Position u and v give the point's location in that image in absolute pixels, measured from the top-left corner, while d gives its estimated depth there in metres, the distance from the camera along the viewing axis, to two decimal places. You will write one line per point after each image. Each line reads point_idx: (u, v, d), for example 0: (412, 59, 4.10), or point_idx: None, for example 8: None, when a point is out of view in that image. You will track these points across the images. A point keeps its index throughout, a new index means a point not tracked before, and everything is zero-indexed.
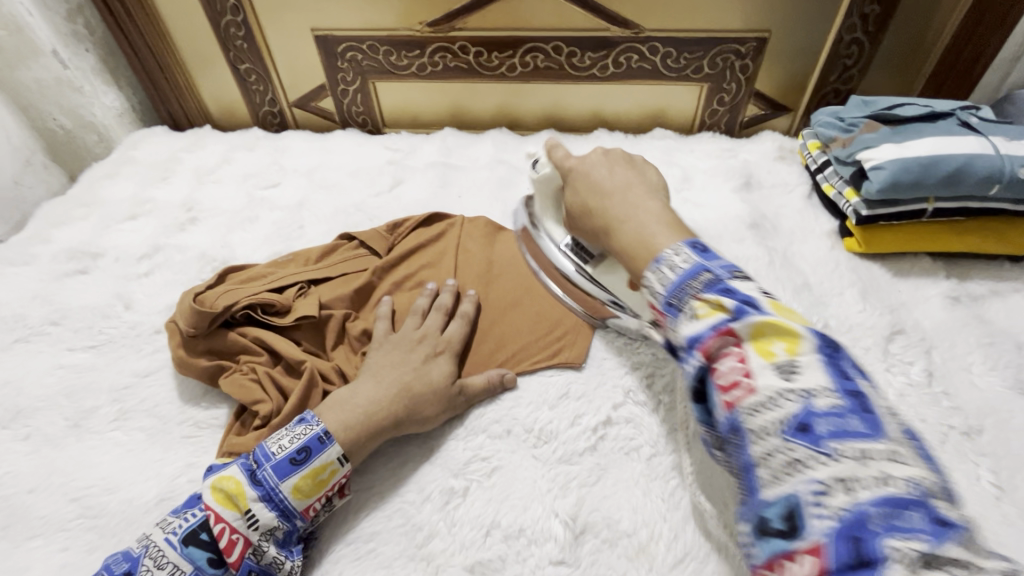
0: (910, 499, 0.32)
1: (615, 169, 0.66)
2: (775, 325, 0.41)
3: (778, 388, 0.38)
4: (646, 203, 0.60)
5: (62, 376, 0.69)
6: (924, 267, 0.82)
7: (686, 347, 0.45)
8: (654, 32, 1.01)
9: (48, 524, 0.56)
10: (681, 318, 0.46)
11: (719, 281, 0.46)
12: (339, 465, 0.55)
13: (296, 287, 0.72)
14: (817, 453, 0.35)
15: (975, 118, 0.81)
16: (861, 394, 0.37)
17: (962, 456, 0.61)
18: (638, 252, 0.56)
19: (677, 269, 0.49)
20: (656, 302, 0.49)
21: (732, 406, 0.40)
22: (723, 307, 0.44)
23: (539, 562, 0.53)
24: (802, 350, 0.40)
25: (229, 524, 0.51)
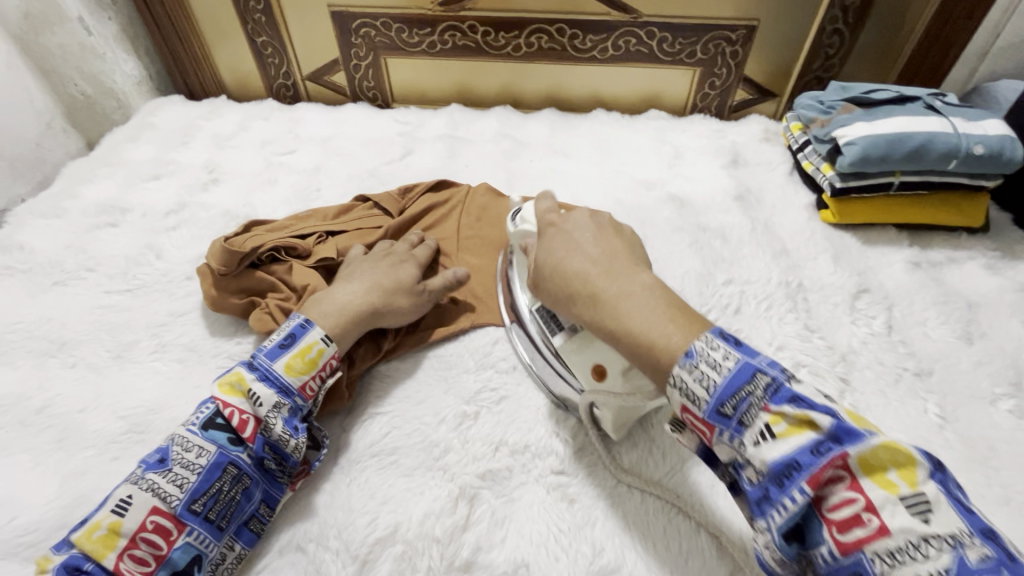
0: (999, 557, 0.32)
1: (599, 235, 0.55)
2: (889, 449, 0.36)
3: (915, 536, 0.33)
4: (641, 279, 0.50)
5: (101, 315, 0.75)
6: (890, 237, 0.90)
7: (780, 477, 0.38)
8: (651, 17, 1.08)
9: (99, 437, 0.62)
10: (745, 437, 0.40)
11: (781, 386, 0.40)
12: (324, 345, 0.63)
13: (316, 235, 0.78)
14: None
15: (940, 101, 0.89)
16: (996, 536, 0.33)
17: (914, 392, 0.69)
18: (646, 348, 0.45)
19: (723, 371, 0.41)
20: (696, 408, 0.42)
21: (852, 548, 0.35)
22: (811, 425, 0.38)
23: (542, 472, 0.60)
24: (918, 478, 0.36)
25: (237, 407, 0.58)
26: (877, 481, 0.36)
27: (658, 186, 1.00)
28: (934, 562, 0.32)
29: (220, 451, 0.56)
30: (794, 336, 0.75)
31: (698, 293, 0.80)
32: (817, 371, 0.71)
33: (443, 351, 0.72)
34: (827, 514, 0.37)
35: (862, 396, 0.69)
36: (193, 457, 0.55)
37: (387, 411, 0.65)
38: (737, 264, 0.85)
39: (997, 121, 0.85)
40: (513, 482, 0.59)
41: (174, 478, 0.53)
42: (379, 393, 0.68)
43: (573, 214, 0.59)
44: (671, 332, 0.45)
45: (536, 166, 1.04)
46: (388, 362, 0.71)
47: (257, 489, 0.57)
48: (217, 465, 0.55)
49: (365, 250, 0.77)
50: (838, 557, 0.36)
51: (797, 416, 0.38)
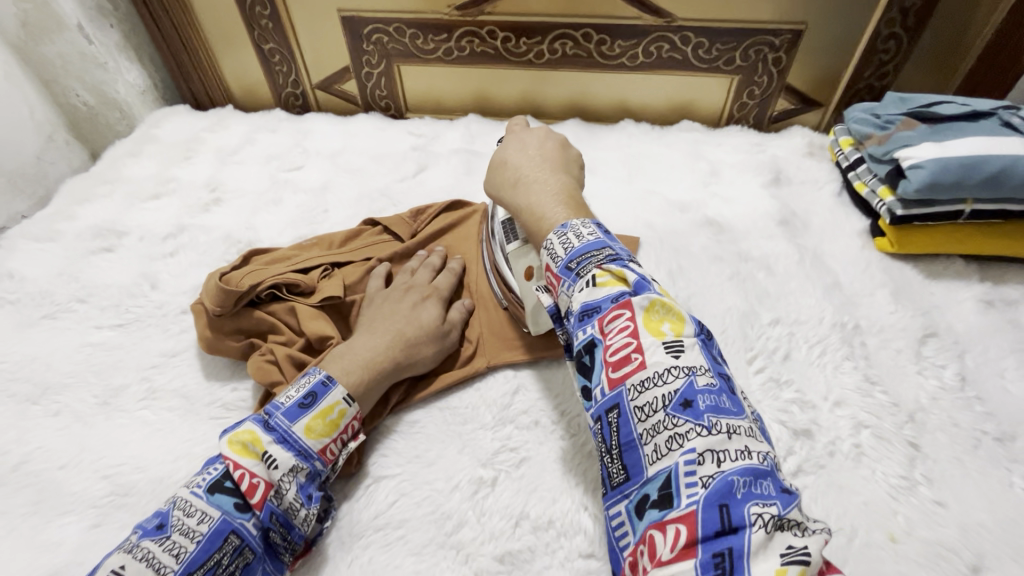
0: (767, 470, 0.38)
1: (544, 144, 0.70)
2: (667, 307, 0.46)
3: (665, 364, 0.43)
4: (557, 178, 0.64)
5: (90, 354, 0.69)
6: (957, 270, 0.80)
7: (584, 315, 0.47)
8: (687, 21, 0.99)
9: (79, 501, 0.56)
10: (578, 285, 0.49)
11: (619, 259, 0.50)
12: (346, 405, 0.57)
13: (320, 269, 0.71)
14: (698, 425, 0.40)
15: (1019, 118, 0.79)
16: (727, 377, 0.44)
17: (996, 461, 0.61)
18: (536, 218, 0.60)
19: (582, 239, 0.52)
20: (555, 264, 0.52)
21: (618, 382, 0.44)
22: (623, 280, 0.48)
23: (568, 555, 0.53)
24: (685, 331, 0.45)
25: (248, 469, 0.51)
26: (650, 329, 0.45)
27: (693, 208, 0.91)
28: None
29: (225, 518, 0.49)
30: (853, 389, 0.66)
31: (740, 335, 0.72)
32: (882, 433, 0.62)
33: (457, 402, 0.65)
34: (607, 352, 0.45)
35: (934, 464, 0.60)
36: (194, 523, 0.48)
37: (394, 474, 0.59)
38: (783, 300, 0.77)
39: None
40: (536, 565, 0.52)
41: (172, 547, 0.46)
42: (384, 451, 0.61)
43: (534, 129, 0.73)
44: (558, 211, 0.59)
45: None
46: (395, 415, 0.64)
47: (259, 566, 0.50)
48: (219, 534, 0.48)
49: (384, 286, 0.72)
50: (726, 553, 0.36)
51: (661, 316, 0.45)
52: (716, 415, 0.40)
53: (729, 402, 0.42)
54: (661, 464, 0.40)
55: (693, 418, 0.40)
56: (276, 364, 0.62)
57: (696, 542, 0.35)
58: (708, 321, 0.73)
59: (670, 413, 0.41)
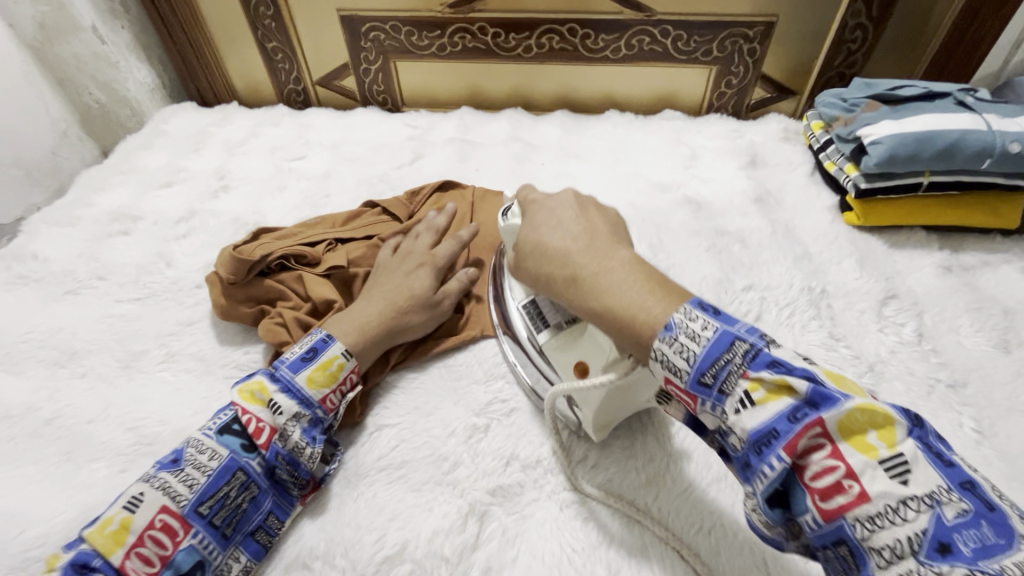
0: (975, 516, 0.33)
1: (575, 211, 0.58)
2: (866, 411, 0.36)
3: (861, 466, 0.35)
4: (620, 256, 0.51)
5: (111, 324, 0.75)
6: (919, 240, 0.86)
7: (758, 446, 0.38)
8: (666, 15, 1.05)
9: (107, 449, 0.61)
10: (728, 408, 0.40)
11: (760, 352, 0.40)
12: (344, 359, 0.62)
13: (325, 242, 0.77)
14: (908, 519, 0.33)
15: (973, 97, 0.85)
16: (954, 463, 0.36)
17: (947, 405, 0.66)
18: (631, 319, 0.46)
19: (702, 341, 0.41)
20: (679, 379, 0.42)
21: (835, 514, 0.35)
22: (789, 388, 0.38)
23: (555, 488, 0.58)
24: (897, 437, 0.36)
25: (255, 414, 0.56)
26: (857, 445, 0.36)
27: (674, 189, 0.97)
28: (790, 426, 0.38)
29: (231, 456, 0.54)
30: (819, 345, 0.72)
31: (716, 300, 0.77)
32: None
33: (453, 360, 0.70)
34: (809, 482, 0.37)
35: None
36: (205, 459, 0.53)
37: (395, 423, 0.64)
38: (757, 269, 0.82)
39: None
40: (525, 498, 0.58)
41: (186, 478, 0.52)
42: (385, 404, 0.66)
43: (559, 194, 0.61)
44: (652, 304, 0.45)
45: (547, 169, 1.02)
46: (396, 372, 0.69)
47: (267, 498, 0.55)
48: (227, 470, 0.53)
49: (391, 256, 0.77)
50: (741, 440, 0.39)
51: (775, 381, 0.38)
52: (992, 559, 0.31)
53: (992, 531, 0.32)
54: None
55: (964, 566, 0.31)
56: (285, 327, 0.68)
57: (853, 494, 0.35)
58: None
59: (921, 560, 0.32)
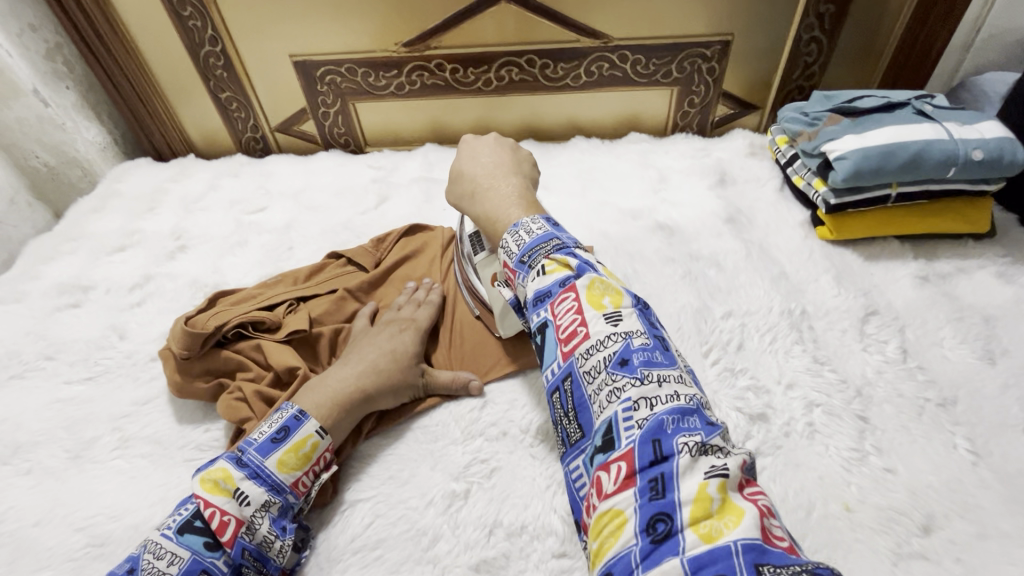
0: (692, 408, 0.44)
1: (496, 149, 0.72)
2: (605, 283, 0.52)
3: (605, 331, 0.49)
4: (511, 182, 0.68)
5: (59, 410, 0.70)
6: (893, 250, 0.85)
7: (536, 301, 0.53)
8: (622, 40, 1.05)
9: (55, 555, 0.56)
10: (530, 275, 0.55)
11: (564, 246, 0.55)
12: (319, 438, 0.59)
13: (286, 304, 0.73)
14: (633, 378, 0.45)
15: (931, 105, 0.85)
16: (662, 338, 0.50)
17: (939, 426, 0.64)
18: (491, 221, 0.65)
19: (532, 235, 0.57)
20: (509, 261, 0.58)
21: (569, 354, 0.50)
22: (567, 265, 0.53)
23: (542, 556, 0.55)
24: (623, 302, 0.51)
25: (219, 507, 0.53)
26: (593, 303, 0.51)
27: (644, 215, 0.95)
28: (609, 349, 0.48)
29: (194, 558, 0.50)
30: (803, 371, 0.70)
31: (695, 332, 0.75)
32: (832, 409, 0.65)
33: (429, 421, 0.66)
34: (559, 332, 0.51)
35: (883, 435, 0.63)
36: (164, 565, 0.49)
37: (369, 496, 0.60)
38: (734, 293, 0.80)
39: (994, 123, 0.80)
40: (511, 571, 0.54)
41: None
42: (359, 475, 0.62)
43: (486, 135, 0.75)
44: (512, 211, 0.63)
45: None
46: (369, 441, 0.65)
47: None
48: (189, 575, 0.50)
49: (370, 323, 0.73)
50: (561, 363, 0.50)
51: (561, 261, 0.54)
52: (648, 367, 0.46)
53: (661, 356, 0.48)
54: (609, 419, 0.45)
55: (630, 372, 0.46)
56: (246, 402, 0.64)
57: (635, 474, 0.41)
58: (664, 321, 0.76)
59: (610, 371, 0.47)
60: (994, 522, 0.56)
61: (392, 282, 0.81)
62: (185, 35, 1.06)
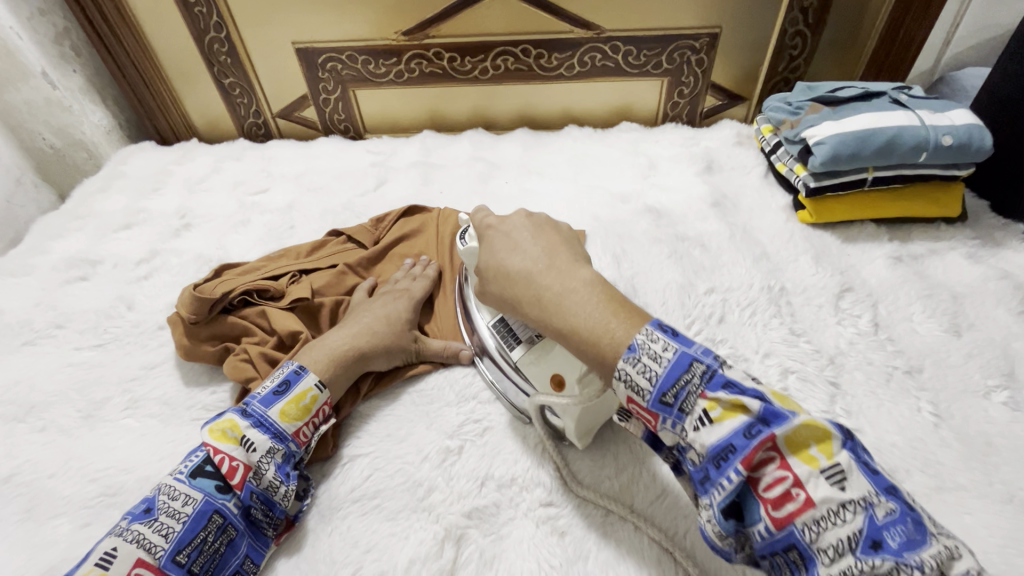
0: None
1: (534, 234, 0.60)
2: (810, 426, 0.42)
3: (835, 500, 0.39)
4: (581, 276, 0.53)
5: (71, 374, 0.73)
6: (869, 233, 0.90)
7: (717, 459, 0.42)
8: (615, 32, 1.09)
9: (70, 503, 0.59)
10: (686, 422, 0.44)
11: (715, 373, 0.44)
12: (318, 391, 0.62)
13: (289, 275, 0.77)
14: (899, 564, 0.36)
15: (906, 95, 0.89)
16: (895, 490, 0.40)
17: (906, 391, 0.68)
18: (595, 344, 0.48)
19: (664, 362, 0.45)
20: (640, 398, 0.46)
21: (786, 523, 0.40)
22: (743, 408, 0.42)
23: (530, 505, 0.58)
24: (835, 449, 0.41)
25: (228, 453, 0.56)
26: (801, 458, 0.41)
27: (634, 199, 0.99)
28: (850, 525, 0.39)
29: (206, 499, 0.53)
30: (781, 342, 0.73)
31: (679, 307, 0.78)
32: (806, 376, 0.69)
33: (424, 385, 0.70)
34: (761, 493, 0.42)
35: (853, 399, 0.67)
36: (179, 505, 0.52)
37: (368, 452, 0.63)
38: (718, 271, 0.84)
39: (964, 111, 0.85)
40: (501, 518, 0.58)
41: (160, 527, 0.51)
42: (358, 433, 0.66)
43: (512, 217, 0.64)
44: (614, 327, 0.48)
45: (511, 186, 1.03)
46: (368, 402, 0.69)
47: (243, 540, 0.54)
48: (202, 514, 0.53)
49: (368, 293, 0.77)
50: (773, 531, 0.41)
51: (730, 402, 0.43)
52: (915, 552, 0.37)
53: (916, 528, 0.38)
54: None
55: (893, 558, 0.37)
56: (252, 363, 0.67)
57: None
58: (650, 296, 0.80)
59: (857, 556, 0.38)
60: (952, 476, 0.60)
61: (391, 259, 0.85)
62: (190, 21, 1.09)
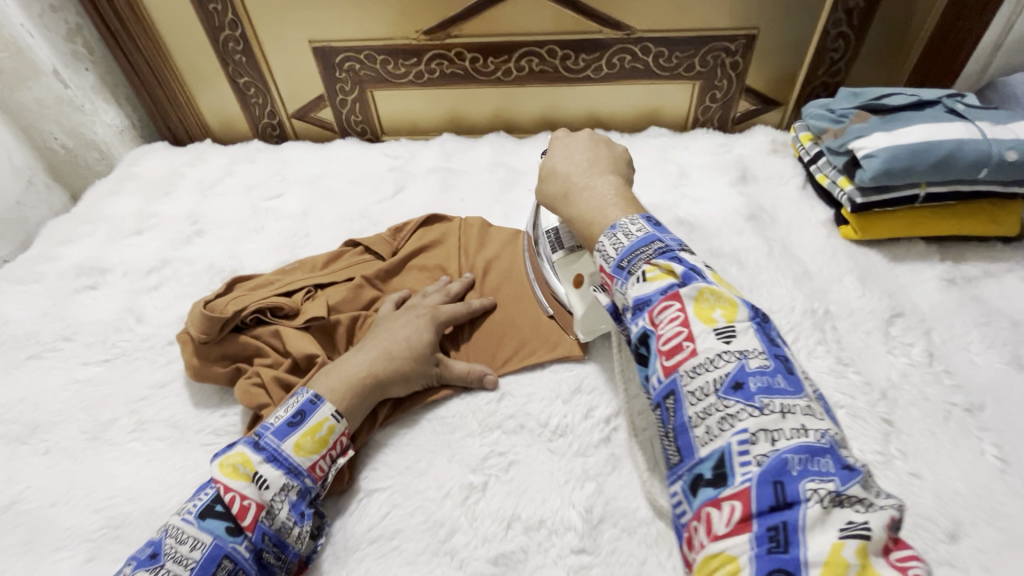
0: (824, 447, 0.40)
1: (589, 147, 0.68)
2: (718, 295, 0.47)
3: (715, 350, 0.44)
4: (608, 179, 0.63)
5: (77, 391, 0.70)
6: (919, 252, 0.84)
7: (636, 308, 0.49)
8: (646, 32, 1.03)
9: (72, 536, 0.56)
10: (629, 282, 0.51)
11: (668, 251, 0.51)
12: (335, 421, 0.59)
13: (303, 291, 0.73)
14: (749, 406, 0.42)
15: (963, 104, 0.83)
16: (784, 359, 0.45)
17: (966, 431, 0.63)
18: (588, 223, 0.60)
19: (632, 236, 0.53)
20: (607, 265, 0.54)
21: (671, 369, 0.45)
22: (673, 273, 0.49)
23: (561, 552, 0.54)
24: (737, 317, 0.46)
25: (239, 491, 0.52)
26: (699, 314, 0.47)
27: (664, 210, 0.94)
28: (720, 370, 0.44)
29: (216, 543, 0.49)
30: (828, 372, 0.68)
31: None
32: (857, 412, 0.64)
33: (445, 412, 0.66)
34: (661, 345, 0.47)
35: (909, 438, 0.62)
36: (187, 550, 0.49)
37: (386, 486, 0.60)
38: (756, 291, 0.79)
39: None
40: (529, 565, 0.53)
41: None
42: (375, 464, 0.62)
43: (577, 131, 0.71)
44: (611, 212, 0.59)
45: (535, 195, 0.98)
46: (385, 430, 0.65)
47: None
48: (212, 559, 0.49)
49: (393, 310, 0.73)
50: (662, 379, 0.46)
51: (665, 268, 0.49)
52: (767, 398, 0.42)
53: (783, 381, 0.43)
54: (718, 448, 0.42)
55: (744, 400, 0.42)
56: (264, 388, 0.64)
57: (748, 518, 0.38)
58: None
59: (720, 395, 0.43)
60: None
61: (410, 273, 0.81)
62: (205, 19, 1.05)
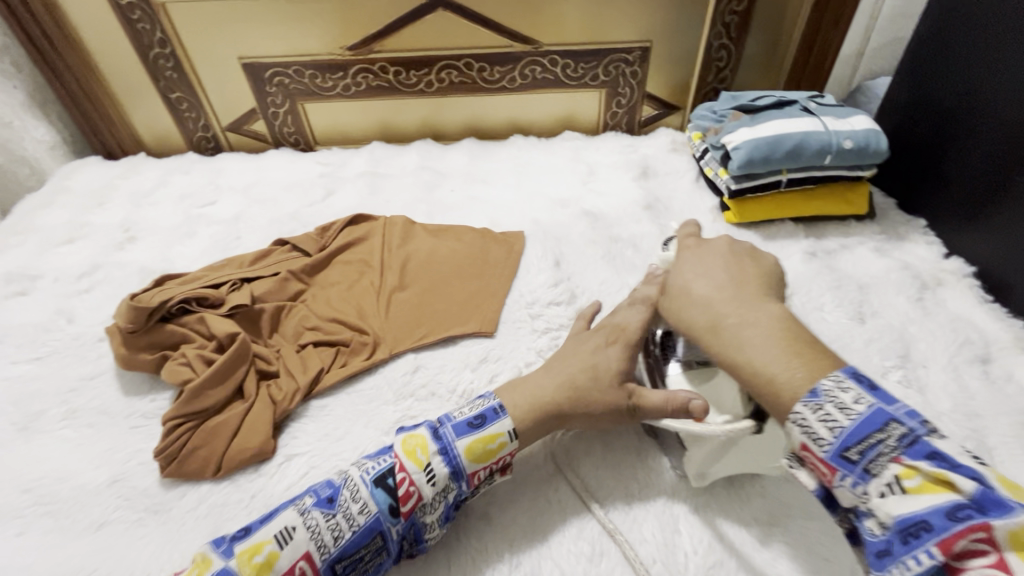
0: None
1: (733, 266, 0.60)
2: None
3: None
4: (767, 310, 0.53)
5: (7, 387, 0.73)
6: (788, 231, 0.96)
7: (907, 533, 0.39)
8: (553, 46, 1.14)
9: (2, 513, 0.60)
10: (871, 485, 0.42)
11: (917, 439, 0.41)
12: (508, 439, 0.59)
13: (230, 283, 0.79)
14: None
15: (816, 104, 0.97)
16: None
17: None
18: (759, 378, 0.49)
19: (851, 414, 0.43)
20: (818, 449, 0.44)
21: None
22: (947, 482, 0.39)
23: None
24: None
25: (410, 475, 0.55)
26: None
27: (573, 204, 1.04)
28: None
29: (378, 515, 0.53)
30: None
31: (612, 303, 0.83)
32: None
33: (363, 385, 0.72)
34: None
35: None
36: (357, 509, 0.53)
37: (305, 450, 0.65)
38: None
39: (864, 118, 0.93)
40: None
41: (335, 526, 0.52)
42: (293, 433, 0.67)
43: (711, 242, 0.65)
44: (791, 365, 0.48)
45: (456, 195, 1.07)
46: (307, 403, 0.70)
47: (387, 563, 0.55)
48: (370, 530, 0.52)
49: None
50: None
51: (934, 475, 0.39)
52: None
53: None
54: None
55: None
56: (189, 367, 0.69)
57: None
58: (583, 294, 0.84)
59: None
60: None
61: (335, 265, 0.87)
62: (134, 38, 1.10)
